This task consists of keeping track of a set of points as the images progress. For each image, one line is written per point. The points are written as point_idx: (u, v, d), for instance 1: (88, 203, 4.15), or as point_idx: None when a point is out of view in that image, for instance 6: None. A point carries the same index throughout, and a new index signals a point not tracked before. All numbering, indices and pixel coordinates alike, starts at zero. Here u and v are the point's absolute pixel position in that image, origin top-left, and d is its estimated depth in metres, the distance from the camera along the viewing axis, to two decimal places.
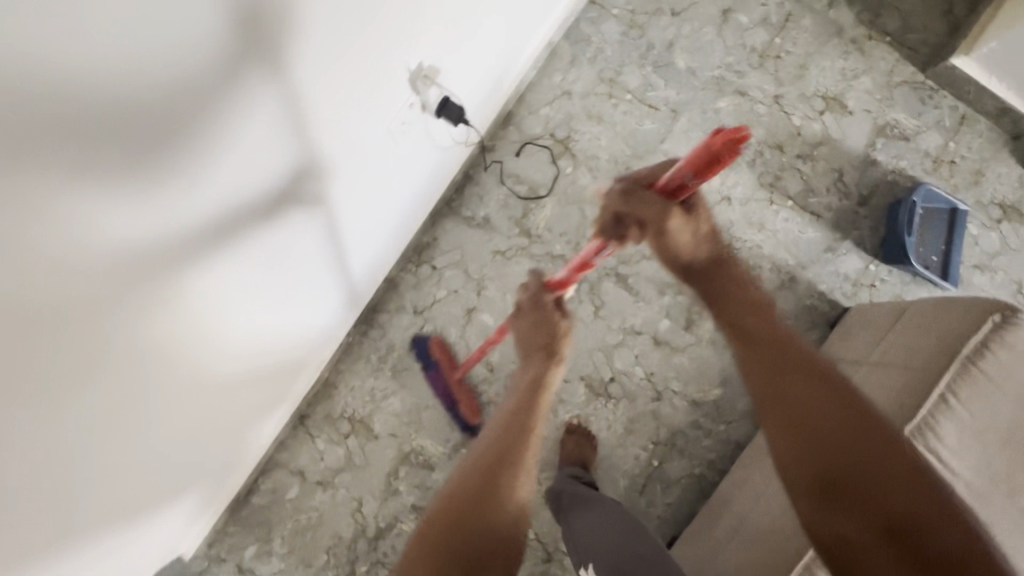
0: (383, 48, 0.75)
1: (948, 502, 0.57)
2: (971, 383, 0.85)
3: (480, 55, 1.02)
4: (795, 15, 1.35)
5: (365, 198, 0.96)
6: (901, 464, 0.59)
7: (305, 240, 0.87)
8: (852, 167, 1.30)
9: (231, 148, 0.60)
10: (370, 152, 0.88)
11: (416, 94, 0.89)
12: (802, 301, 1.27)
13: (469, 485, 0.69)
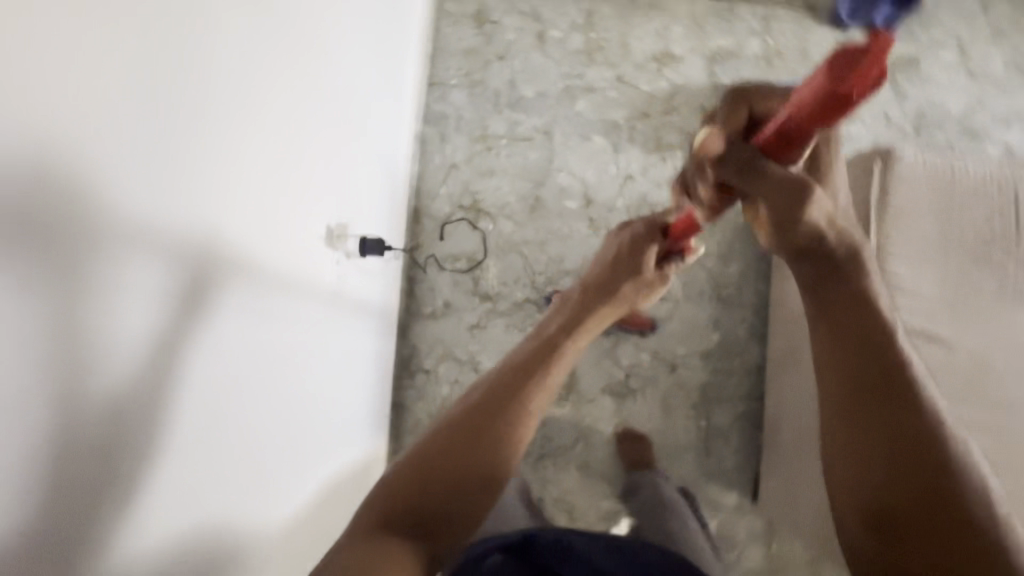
0: (283, 203, 0.71)
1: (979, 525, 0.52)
2: (898, 218, 0.96)
3: (359, 169, 1.05)
4: (594, 7, 1.51)
5: (309, 248, 0.83)
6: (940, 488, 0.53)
7: (270, 302, 0.70)
8: (708, 98, 1.46)
9: (145, 310, 0.47)
10: (298, 238, 0.78)
11: (338, 251, 0.95)
12: (736, 223, 1.39)
13: (501, 392, 0.65)
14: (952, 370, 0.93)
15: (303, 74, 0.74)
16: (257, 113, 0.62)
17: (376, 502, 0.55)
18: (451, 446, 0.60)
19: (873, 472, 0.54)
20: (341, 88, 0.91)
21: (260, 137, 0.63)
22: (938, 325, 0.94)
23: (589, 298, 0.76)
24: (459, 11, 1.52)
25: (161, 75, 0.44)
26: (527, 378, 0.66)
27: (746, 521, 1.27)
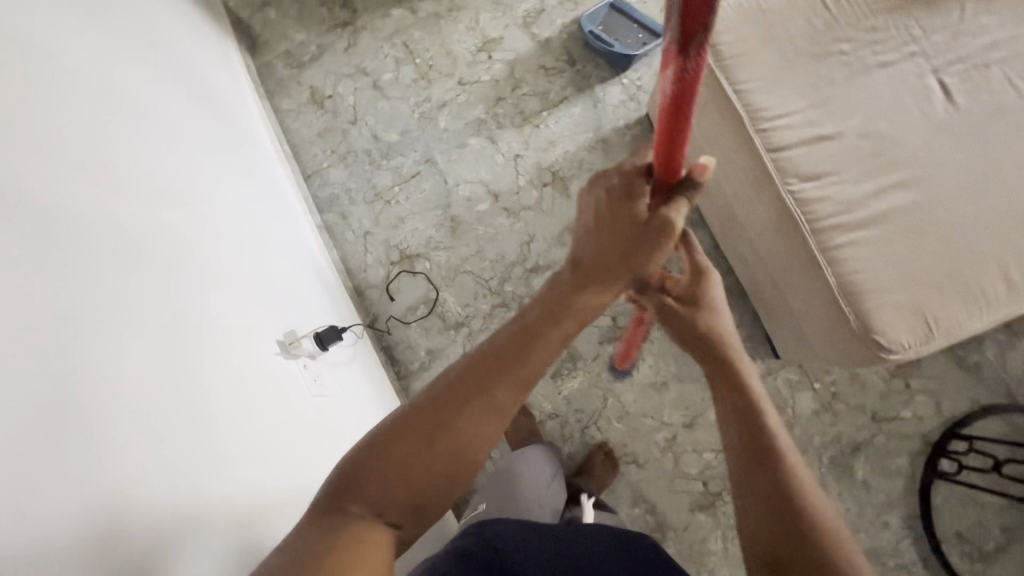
0: (217, 367, 0.82)
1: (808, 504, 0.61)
2: (738, 65, 1.05)
3: (273, 282, 1.10)
4: (406, 37, 1.60)
5: (267, 375, 0.93)
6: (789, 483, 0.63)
7: (261, 418, 0.86)
8: (542, 55, 1.55)
9: (150, 515, 0.61)
10: (253, 376, 0.89)
11: (299, 355, 1.04)
12: (625, 142, 1.48)
13: (495, 363, 0.66)
14: (857, 153, 0.98)
15: (165, 257, 0.82)
16: (155, 331, 0.73)
17: (342, 484, 0.59)
18: (429, 430, 0.62)
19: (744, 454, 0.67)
20: (215, 235, 0.98)
21: (169, 347, 0.74)
22: (820, 124, 1.00)
23: (614, 242, 0.74)
24: (298, 104, 1.59)
25: (76, 384, 0.58)
26: (536, 350, 0.69)
27: (783, 377, 1.32)
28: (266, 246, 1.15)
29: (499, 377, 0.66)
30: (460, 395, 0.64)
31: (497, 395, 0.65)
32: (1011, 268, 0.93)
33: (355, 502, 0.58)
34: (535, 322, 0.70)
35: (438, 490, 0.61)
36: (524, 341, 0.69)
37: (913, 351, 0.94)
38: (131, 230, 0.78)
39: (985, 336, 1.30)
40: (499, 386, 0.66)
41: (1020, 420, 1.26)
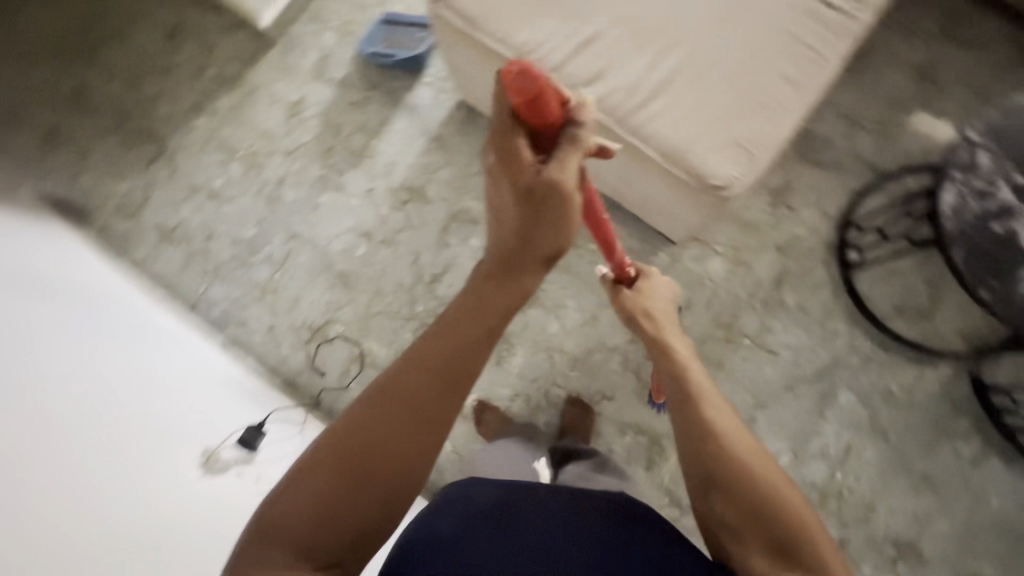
0: (114, 506, 0.84)
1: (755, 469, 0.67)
2: (486, 17, 1.10)
3: (185, 400, 1.14)
4: (219, 140, 1.62)
5: (177, 496, 0.95)
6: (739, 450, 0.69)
7: (178, 538, 0.88)
8: (345, 94, 1.59)
9: None
10: (158, 503, 0.91)
11: (219, 466, 1.09)
12: (455, 129, 1.53)
13: (435, 388, 0.68)
14: (619, 41, 1.05)
15: (79, 418, 0.90)
16: (96, 483, 0.84)
17: (273, 533, 0.58)
18: (366, 458, 0.63)
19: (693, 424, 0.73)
20: (107, 385, 1.01)
21: (114, 491, 0.85)
22: (580, 30, 1.06)
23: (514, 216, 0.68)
24: (152, 249, 1.58)
25: None
26: (471, 363, 0.70)
27: (689, 256, 1.38)
28: (168, 368, 1.20)
29: (439, 398, 0.68)
30: (394, 421, 0.65)
31: (436, 416, 0.67)
32: (786, 71, 1.02)
33: (276, 546, 0.57)
34: (463, 328, 0.71)
35: (373, 516, 0.62)
36: (456, 355, 0.70)
37: (747, 178, 1.01)
38: (15, 410, 0.82)
39: (830, 134, 1.40)
40: (434, 405, 0.67)
41: (892, 186, 1.36)
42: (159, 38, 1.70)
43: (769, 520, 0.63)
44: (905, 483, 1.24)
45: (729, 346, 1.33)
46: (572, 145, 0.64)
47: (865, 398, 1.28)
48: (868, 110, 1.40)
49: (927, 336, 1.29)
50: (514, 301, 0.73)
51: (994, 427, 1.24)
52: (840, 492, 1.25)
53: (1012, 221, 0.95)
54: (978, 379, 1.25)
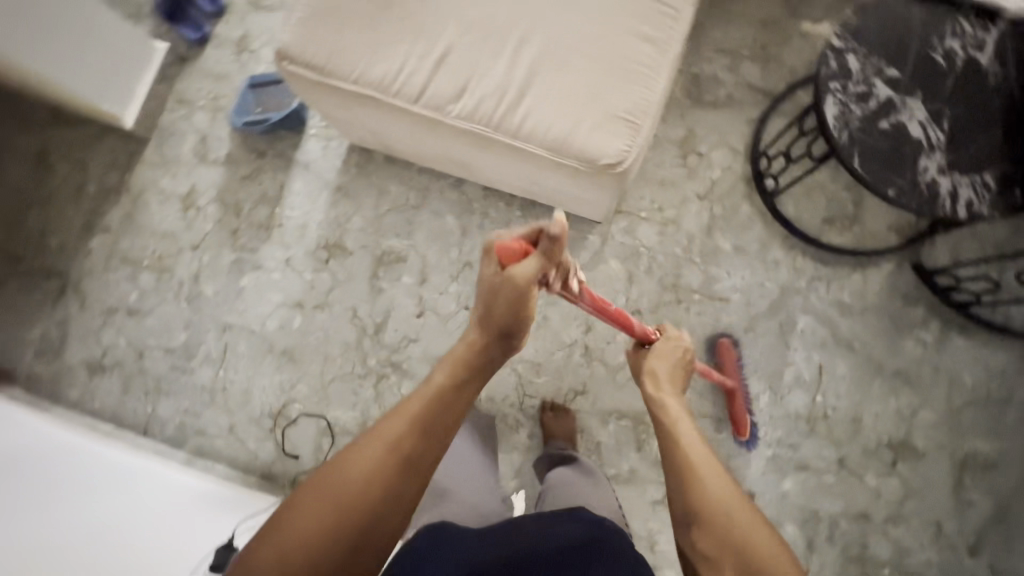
0: None
1: (736, 504, 0.64)
2: (335, 63, 1.06)
3: (114, 548, 1.02)
4: (121, 253, 1.55)
5: None
6: (723, 483, 0.67)
7: None
8: (235, 171, 1.53)
9: None
10: None
11: None
12: (355, 174, 1.49)
13: (418, 445, 0.64)
14: (474, 49, 1.03)
15: None
16: None
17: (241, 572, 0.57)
18: (322, 515, 0.59)
19: (675, 454, 0.71)
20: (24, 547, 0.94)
21: None
22: (432, 49, 1.04)
23: (487, 298, 0.71)
24: (86, 384, 1.50)
25: None
26: (441, 430, 0.66)
27: (619, 230, 1.36)
28: (83, 512, 1.07)
29: (406, 464, 0.63)
30: (372, 472, 0.61)
31: (413, 473, 0.63)
32: (642, 30, 1.01)
33: None
34: (439, 384, 0.68)
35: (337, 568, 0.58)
36: (442, 409, 0.67)
37: (637, 147, 0.99)
38: None
39: (717, 70, 1.39)
40: (415, 460, 0.64)
41: (789, 105, 1.36)
42: (27, 168, 1.60)
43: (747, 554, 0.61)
44: (882, 385, 1.25)
45: (681, 305, 1.32)
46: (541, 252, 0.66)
47: (823, 316, 1.29)
48: (745, 38, 1.40)
49: (862, 239, 1.30)
50: (482, 361, 0.72)
51: (948, 306, 1.25)
52: (825, 413, 1.26)
53: (896, 114, 0.96)
54: (920, 266, 1.26)
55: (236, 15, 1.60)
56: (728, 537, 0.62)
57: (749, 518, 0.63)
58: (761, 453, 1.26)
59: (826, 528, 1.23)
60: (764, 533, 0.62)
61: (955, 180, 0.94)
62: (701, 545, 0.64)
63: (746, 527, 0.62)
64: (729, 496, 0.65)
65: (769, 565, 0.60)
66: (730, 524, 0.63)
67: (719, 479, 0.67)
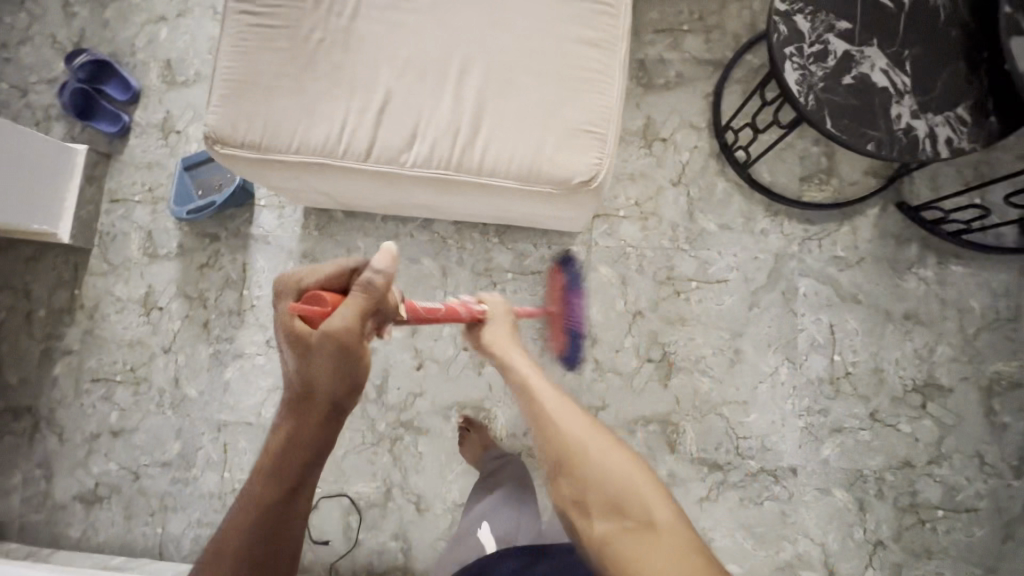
0: None
1: (589, 451, 0.73)
2: (270, 134, 0.99)
3: None
4: (88, 375, 1.44)
5: None
6: (573, 437, 0.75)
7: None
8: (190, 260, 1.44)
9: None
10: None
11: None
12: (317, 237, 1.41)
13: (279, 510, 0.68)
14: (414, 90, 0.97)
15: None
16: None
17: None
18: None
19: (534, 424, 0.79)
20: None
21: None
22: (370, 100, 0.97)
23: (301, 364, 0.67)
24: (85, 520, 1.40)
25: None
26: (297, 518, 0.69)
27: (601, 235, 1.32)
28: None
29: (266, 546, 0.67)
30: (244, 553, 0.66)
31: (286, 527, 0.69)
32: (585, 35, 0.96)
33: None
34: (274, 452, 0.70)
35: None
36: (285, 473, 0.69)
37: (607, 156, 0.95)
38: None
39: (660, 51, 1.35)
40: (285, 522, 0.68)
41: (739, 72, 1.33)
42: None
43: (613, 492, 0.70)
44: (895, 331, 1.24)
45: (681, 297, 1.29)
46: (355, 296, 0.66)
47: (823, 275, 1.26)
48: (681, 12, 1.36)
49: (842, 189, 1.28)
50: (306, 438, 0.69)
51: (940, 238, 1.24)
52: (846, 371, 1.24)
53: (857, 66, 0.94)
54: (905, 205, 1.25)
55: (153, 97, 1.50)
56: (588, 475, 0.71)
57: (598, 446, 0.73)
58: (793, 425, 1.24)
59: (874, 485, 1.21)
60: (616, 459, 0.73)
61: (930, 121, 0.92)
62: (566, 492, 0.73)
63: (598, 455, 0.73)
64: (581, 444, 0.74)
65: (623, 484, 0.70)
66: (587, 460, 0.72)
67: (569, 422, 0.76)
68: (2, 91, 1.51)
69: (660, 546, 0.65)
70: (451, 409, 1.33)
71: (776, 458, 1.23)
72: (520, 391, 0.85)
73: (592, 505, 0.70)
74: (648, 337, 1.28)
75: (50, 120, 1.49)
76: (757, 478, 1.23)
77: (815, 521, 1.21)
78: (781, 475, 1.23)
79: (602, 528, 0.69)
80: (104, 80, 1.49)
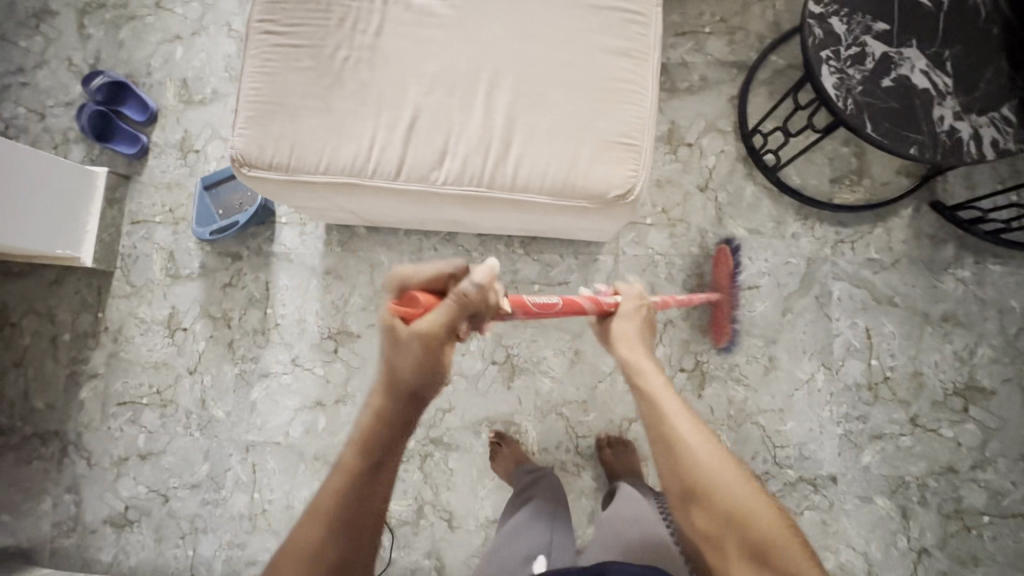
0: None
1: (723, 480, 0.67)
2: (297, 154, 0.97)
3: None
4: (114, 398, 1.43)
5: None
6: (703, 459, 0.69)
7: None
8: (213, 280, 1.43)
9: None
10: None
11: None
12: (341, 254, 1.40)
13: (373, 469, 0.61)
14: (443, 106, 0.95)
15: None
16: None
17: None
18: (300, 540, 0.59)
19: (659, 439, 0.74)
20: None
21: None
22: (398, 118, 0.96)
23: (393, 342, 0.62)
24: (116, 543, 1.40)
25: None
26: (381, 500, 0.62)
27: (628, 244, 1.30)
28: None
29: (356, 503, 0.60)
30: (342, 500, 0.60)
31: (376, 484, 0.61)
32: (616, 46, 0.94)
33: None
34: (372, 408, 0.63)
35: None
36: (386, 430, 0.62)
37: (643, 169, 0.93)
38: None
39: (683, 55, 1.33)
40: (378, 478, 0.61)
41: (765, 74, 1.31)
42: None
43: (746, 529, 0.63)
44: (934, 334, 1.22)
45: (712, 304, 1.27)
46: (452, 306, 0.60)
47: (857, 279, 1.24)
48: (703, 15, 1.34)
49: (874, 191, 1.26)
50: (403, 410, 0.63)
51: (977, 238, 1.22)
52: (884, 377, 1.22)
53: (896, 68, 0.92)
54: (939, 205, 1.23)
55: (170, 117, 1.49)
56: (727, 513, 0.65)
57: (738, 487, 0.66)
58: (832, 433, 1.21)
59: (916, 491, 1.19)
60: (766, 510, 0.65)
61: (973, 121, 0.90)
62: (699, 524, 0.67)
63: (741, 497, 0.65)
64: (713, 471, 0.68)
65: (763, 528, 0.63)
66: (725, 495, 0.66)
67: (705, 453, 0.69)
68: (20, 115, 1.50)
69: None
70: (481, 424, 1.31)
71: (815, 466, 1.21)
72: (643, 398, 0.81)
73: (728, 545, 0.64)
74: (680, 346, 1.26)
75: (68, 142, 1.49)
76: (796, 487, 1.20)
77: (858, 530, 1.18)
78: (821, 483, 1.20)
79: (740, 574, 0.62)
80: (123, 101, 1.48)
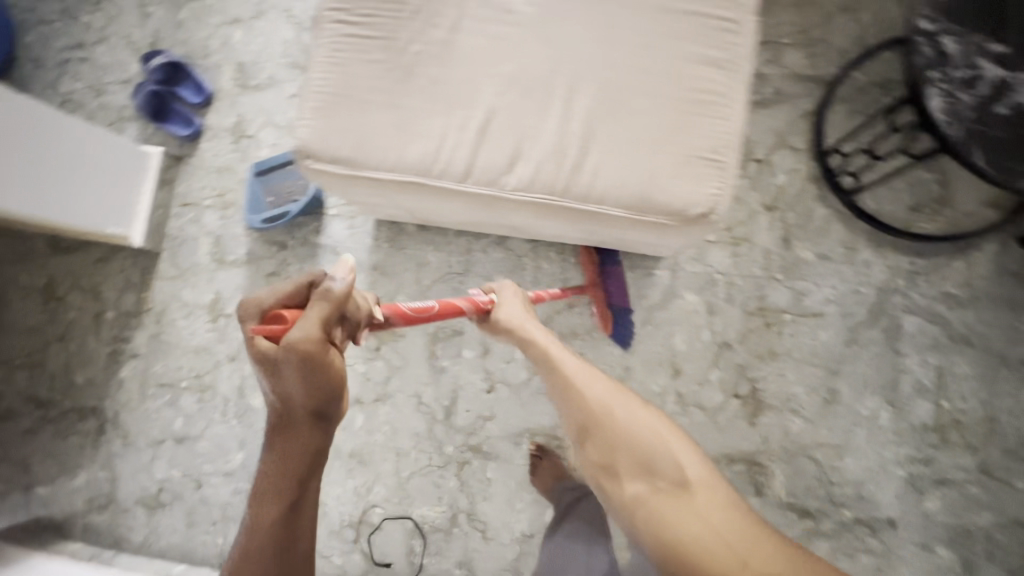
0: None
1: (608, 405, 0.72)
2: (361, 150, 0.94)
3: None
4: (153, 379, 1.43)
5: None
6: (586, 395, 0.74)
7: None
8: (258, 268, 1.42)
9: None
10: None
11: None
12: (388, 250, 1.37)
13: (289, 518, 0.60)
14: (519, 108, 0.91)
15: None
16: None
17: None
18: None
19: (557, 388, 0.77)
20: None
21: None
22: (471, 118, 0.92)
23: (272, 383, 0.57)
24: (148, 525, 1.40)
25: None
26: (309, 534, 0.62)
27: (687, 260, 1.25)
28: None
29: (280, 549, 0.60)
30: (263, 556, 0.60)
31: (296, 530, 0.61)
32: (706, 54, 0.89)
33: None
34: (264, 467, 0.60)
35: None
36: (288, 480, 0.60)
37: (727, 186, 0.89)
38: None
39: (758, 66, 1.27)
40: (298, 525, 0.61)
41: (844, 90, 1.24)
42: (36, 303, 1.48)
43: (636, 444, 0.68)
44: (1010, 378, 1.15)
45: (773, 329, 1.21)
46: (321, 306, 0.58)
47: (932, 314, 1.17)
48: (782, 25, 1.27)
49: (957, 221, 1.18)
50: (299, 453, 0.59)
51: None
52: (954, 419, 1.15)
53: (1012, 95, 0.85)
54: None
55: (225, 100, 1.48)
56: (619, 437, 0.70)
57: (624, 409, 0.72)
58: (893, 474, 1.15)
59: (981, 543, 1.12)
60: (653, 421, 0.71)
61: None
62: (594, 455, 0.72)
63: (625, 416, 0.71)
64: (598, 400, 0.73)
65: (645, 441, 0.69)
66: (610, 422, 0.71)
67: (591, 385, 0.74)
68: (77, 90, 1.51)
69: (696, 502, 0.64)
70: (521, 435, 1.28)
71: (873, 508, 1.15)
72: (540, 359, 0.81)
73: (620, 465, 0.69)
74: (735, 370, 1.21)
75: (123, 120, 1.49)
76: (850, 528, 1.14)
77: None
78: (878, 527, 1.14)
79: (635, 490, 0.67)
80: (178, 82, 1.47)
